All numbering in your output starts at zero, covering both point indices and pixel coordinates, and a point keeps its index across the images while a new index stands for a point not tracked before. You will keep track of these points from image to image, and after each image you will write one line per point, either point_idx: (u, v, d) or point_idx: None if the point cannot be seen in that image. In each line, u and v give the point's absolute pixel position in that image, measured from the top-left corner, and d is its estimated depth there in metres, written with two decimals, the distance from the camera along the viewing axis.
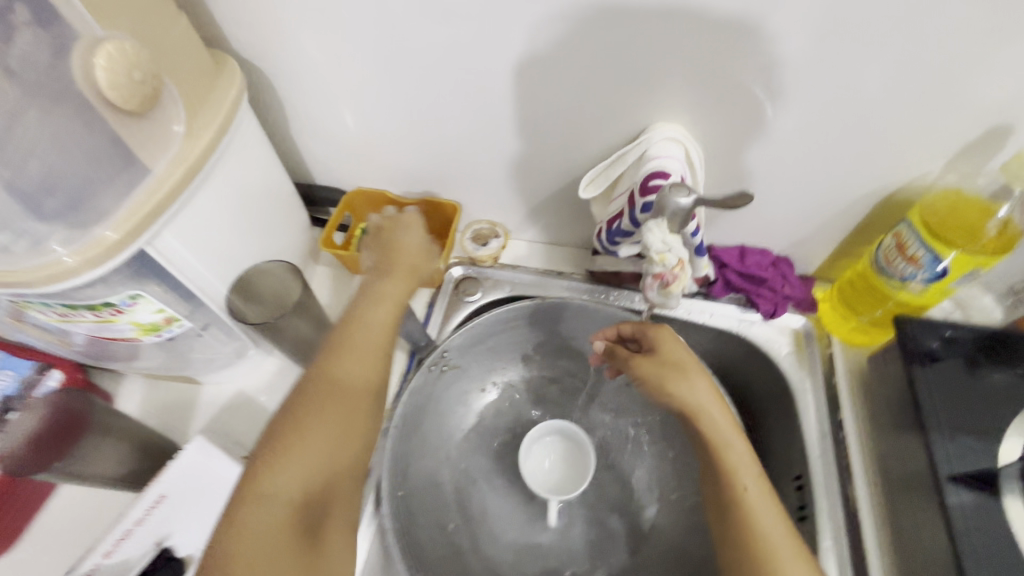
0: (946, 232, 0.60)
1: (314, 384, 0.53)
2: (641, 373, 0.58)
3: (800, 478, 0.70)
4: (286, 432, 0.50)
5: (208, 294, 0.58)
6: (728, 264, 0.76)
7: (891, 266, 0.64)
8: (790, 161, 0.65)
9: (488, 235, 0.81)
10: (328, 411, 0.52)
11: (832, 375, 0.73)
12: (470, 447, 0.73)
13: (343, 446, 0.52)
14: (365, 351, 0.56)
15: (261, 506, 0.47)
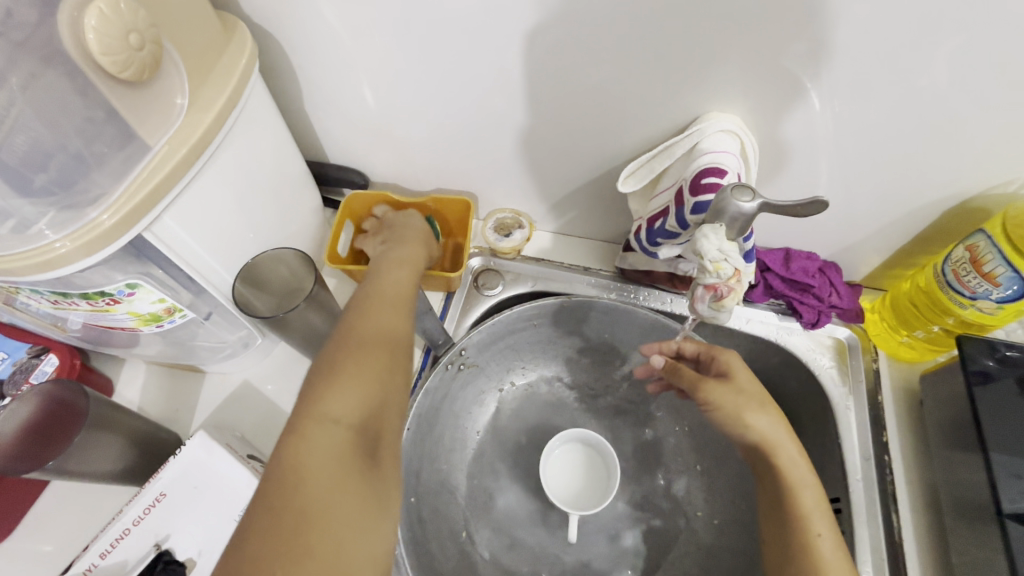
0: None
1: (363, 331, 0.47)
2: (713, 397, 0.53)
3: (838, 503, 0.63)
4: (335, 371, 0.44)
5: (212, 283, 0.57)
6: (771, 267, 0.69)
7: (959, 282, 0.56)
8: (861, 146, 0.55)
9: (511, 224, 0.78)
10: (386, 357, 0.47)
11: (878, 394, 0.66)
12: (485, 446, 0.70)
13: (397, 400, 0.46)
14: (401, 310, 0.52)
15: (341, 452, 0.40)
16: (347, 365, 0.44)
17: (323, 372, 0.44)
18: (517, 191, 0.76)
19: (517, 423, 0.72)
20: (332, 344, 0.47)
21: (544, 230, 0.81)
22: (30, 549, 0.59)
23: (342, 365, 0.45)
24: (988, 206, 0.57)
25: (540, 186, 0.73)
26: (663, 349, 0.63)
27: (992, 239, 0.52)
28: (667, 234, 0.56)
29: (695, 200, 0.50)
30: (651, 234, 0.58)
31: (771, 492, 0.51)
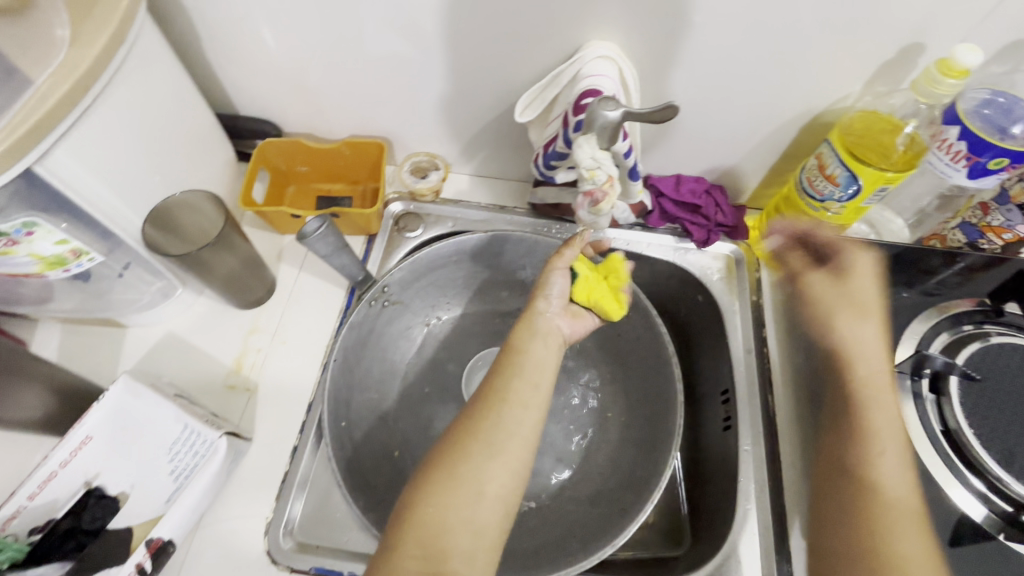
0: (856, 147, 0.61)
1: (506, 386, 0.52)
2: (818, 295, 0.66)
3: (726, 393, 0.71)
4: (476, 422, 0.50)
5: (120, 227, 0.58)
6: (664, 192, 0.76)
7: (812, 188, 0.65)
8: (722, 71, 0.61)
9: (427, 167, 0.81)
10: (515, 414, 0.50)
11: (759, 298, 0.75)
12: (414, 376, 0.75)
13: (529, 436, 0.50)
14: (550, 341, 0.57)
15: (466, 452, 0.48)
16: (498, 399, 0.51)
17: (473, 413, 0.51)
18: (429, 134, 0.79)
19: (444, 352, 0.77)
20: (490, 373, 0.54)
21: (460, 174, 0.85)
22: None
23: (475, 420, 0.50)
24: (832, 120, 0.66)
25: (450, 128, 0.77)
26: (789, 232, 0.70)
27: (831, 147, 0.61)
28: (558, 156, 0.61)
29: (575, 119, 0.55)
30: (545, 158, 0.63)
31: (839, 385, 0.61)
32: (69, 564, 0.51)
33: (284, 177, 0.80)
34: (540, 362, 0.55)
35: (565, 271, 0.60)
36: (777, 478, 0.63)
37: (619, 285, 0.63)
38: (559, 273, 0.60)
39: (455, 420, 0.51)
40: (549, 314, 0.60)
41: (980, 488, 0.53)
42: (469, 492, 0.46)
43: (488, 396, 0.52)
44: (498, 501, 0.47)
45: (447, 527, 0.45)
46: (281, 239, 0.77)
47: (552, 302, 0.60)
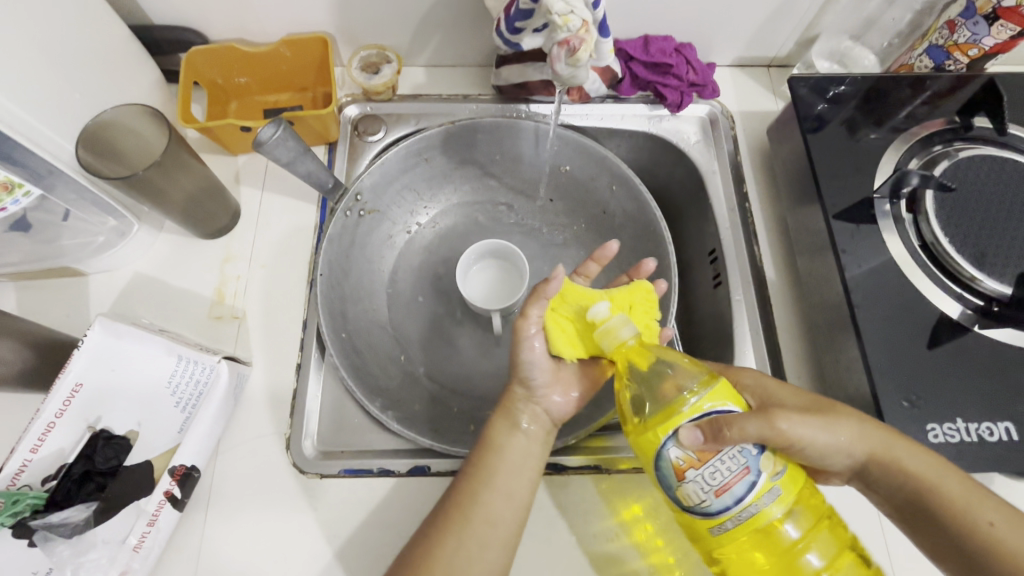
0: (748, 541, 0.43)
1: (471, 509, 0.49)
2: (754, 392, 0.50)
3: (713, 252, 0.73)
4: (427, 565, 0.46)
5: (44, 148, 0.53)
6: (633, 55, 0.73)
7: (716, 490, 0.40)
8: None
9: (378, 62, 0.74)
10: (478, 540, 0.48)
11: (737, 153, 0.74)
12: (404, 281, 0.73)
13: (493, 567, 0.48)
14: (532, 431, 0.54)
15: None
16: (451, 542, 0.47)
17: (428, 546, 0.47)
18: (373, 21, 0.71)
19: (430, 254, 0.76)
20: (455, 494, 0.50)
21: (414, 66, 0.78)
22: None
23: (432, 556, 0.47)
24: None
25: (396, 10, 0.69)
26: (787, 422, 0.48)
27: (767, 450, 0.41)
28: (524, 16, 0.56)
29: None
30: (508, 22, 0.58)
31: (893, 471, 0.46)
32: (93, 505, 0.50)
33: (223, 93, 0.73)
34: (516, 459, 0.52)
35: (538, 335, 0.56)
36: (768, 319, 0.66)
37: (648, 322, 0.59)
38: (531, 336, 0.55)
39: (399, 561, 0.48)
40: (528, 430, 0.54)
41: (956, 291, 0.56)
42: None
43: (441, 535, 0.48)
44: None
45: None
46: (236, 160, 0.71)
47: (534, 377, 0.55)
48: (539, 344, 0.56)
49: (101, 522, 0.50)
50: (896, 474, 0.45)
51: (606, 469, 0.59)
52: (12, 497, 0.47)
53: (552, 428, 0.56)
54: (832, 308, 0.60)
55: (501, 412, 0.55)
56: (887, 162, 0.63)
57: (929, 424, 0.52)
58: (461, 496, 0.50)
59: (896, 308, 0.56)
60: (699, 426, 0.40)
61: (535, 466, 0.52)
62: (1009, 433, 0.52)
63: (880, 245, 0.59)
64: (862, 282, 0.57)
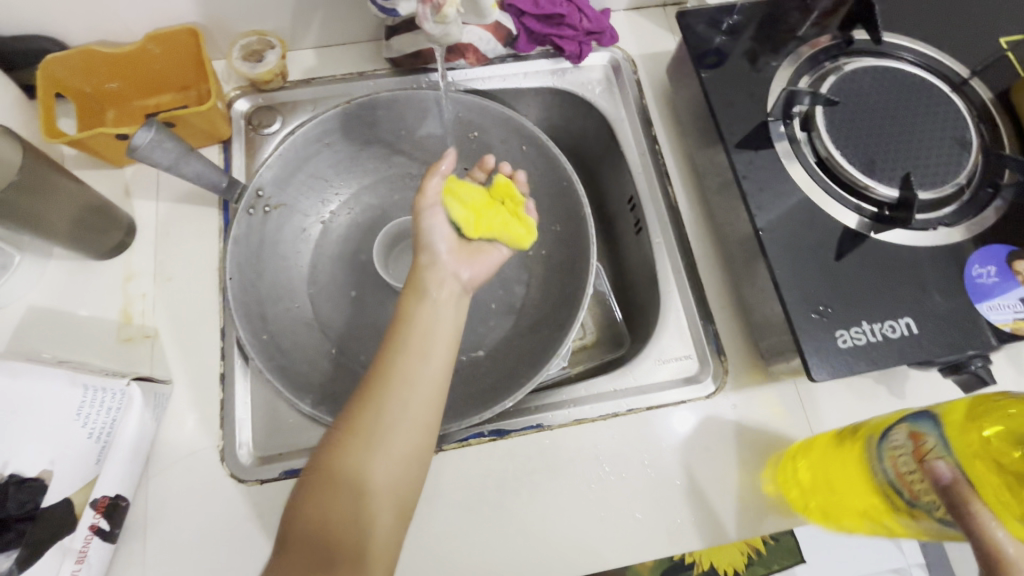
0: (826, 476, 0.54)
1: (392, 368, 0.49)
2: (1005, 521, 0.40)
3: (632, 199, 0.73)
4: (355, 427, 0.46)
5: None
6: (525, 10, 0.69)
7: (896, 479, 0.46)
8: None
9: (260, 49, 0.70)
10: (400, 398, 0.48)
11: (642, 98, 0.74)
12: (325, 273, 0.71)
13: (422, 425, 0.48)
14: (442, 298, 0.54)
15: (335, 498, 0.44)
16: (375, 403, 0.47)
17: (354, 411, 0.47)
18: (245, 6, 0.67)
19: (350, 243, 0.74)
20: (375, 365, 0.50)
21: (303, 49, 0.74)
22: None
23: (361, 420, 0.47)
24: None
25: None
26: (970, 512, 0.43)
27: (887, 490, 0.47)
28: None
29: None
30: None
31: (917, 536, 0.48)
32: (14, 553, 0.47)
33: (96, 102, 0.67)
34: (431, 324, 0.52)
35: (436, 211, 0.59)
36: (689, 256, 0.67)
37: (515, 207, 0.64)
38: (429, 212, 0.59)
39: (332, 429, 0.48)
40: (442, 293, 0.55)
41: (852, 201, 0.58)
42: (352, 491, 0.44)
43: (365, 400, 0.48)
44: (390, 495, 0.45)
45: (327, 543, 0.43)
46: (123, 173, 0.67)
47: (437, 248, 0.57)
48: (439, 216, 0.59)
49: (26, 569, 0.47)
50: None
51: (548, 426, 0.60)
52: None
53: (463, 295, 0.56)
54: (744, 235, 0.61)
55: (408, 291, 0.55)
56: (779, 85, 0.64)
57: (838, 331, 0.54)
58: (381, 364, 0.50)
59: (801, 225, 0.58)
60: (959, 476, 0.41)
61: (450, 326, 0.53)
62: (911, 327, 0.54)
63: (778, 167, 0.60)
64: (766, 204, 0.59)
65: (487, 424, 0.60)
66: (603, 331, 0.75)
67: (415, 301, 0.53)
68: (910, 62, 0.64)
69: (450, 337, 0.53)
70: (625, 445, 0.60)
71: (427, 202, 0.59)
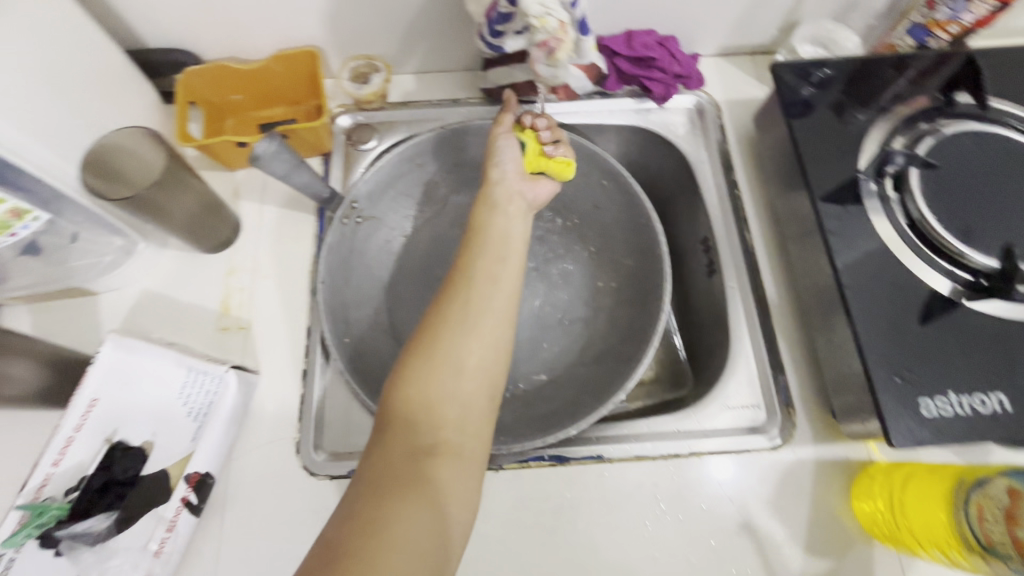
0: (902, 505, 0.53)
1: (476, 268, 0.52)
2: None
3: (706, 240, 0.74)
4: (441, 319, 0.48)
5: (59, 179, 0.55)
6: (617, 51, 0.74)
7: (982, 529, 0.47)
8: None
9: (367, 72, 0.76)
10: (485, 291, 0.50)
11: (724, 142, 0.75)
12: (403, 285, 0.75)
13: (499, 314, 0.49)
14: (515, 211, 0.58)
15: (433, 381, 0.45)
16: (462, 298, 0.49)
17: (440, 309, 0.49)
18: (360, 34, 0.73)
19: (427, 258, 0.77)
20: (459, 264, 0.53)
21: (404, 73, 0.79)
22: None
23: (447, 311, 0.49)
24: None
25: (382, 22, 0.71)
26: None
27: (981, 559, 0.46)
28: (504, 19, 0.57)
29: None
30: (489, 27, 0.58)
31: None
32: (114, 513, 0.52)
33: (219, 110, 0.75)
34: (507, 237, 0.55)
35: (510, 136, 0.62)
36: (762, 303, 0.67)
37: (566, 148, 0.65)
38: (503, 135, 0.62)
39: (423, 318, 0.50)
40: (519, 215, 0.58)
41: (945, 267, 0.57)
42: (448, 370, 0.46)
43: (451, 296, 0.50)
44: (480, 376, 0.47)
45: (420, 434, 0.44)
46: (234, 175, 0.73)
47: (506, 166, 0.60)
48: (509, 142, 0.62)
49: (124, 529, 0.52)
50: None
51: (608, 458, 0.60)
52: (37, 509, 0.49)
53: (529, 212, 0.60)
54: (823, 289, 0.61)
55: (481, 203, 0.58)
56: (871, 143, 0.63)
57: (922, 399, 0.52)
58: (462, 267, 0.52)
59: (887, 286, 0.57)
60: None
61: (521, 239, 0.56)
62: (1002, 405, 0.52)
63: (867, 225, 0.59)
64: (852, 262, 0.58)
65: (547, 449, 0.61)
66: (664, 370, 0.75)
67: (494, 215, 0.57)
68: (1016, 129, 0.62)
69: (520, 243, 0.55)
70: (685, 488, 0.59)
71: (503, 126, 0.63)
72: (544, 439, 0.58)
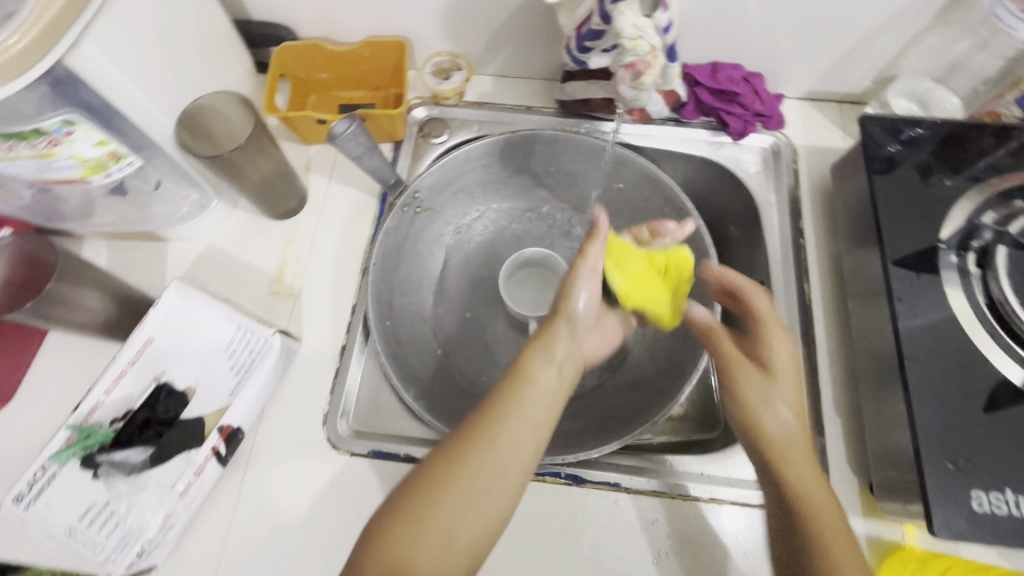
0: None
1: (521, 386, 0.48)
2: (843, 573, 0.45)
3: (761, 285, 0.72)
4: (469, 441, 0.44)
5: (157, 130, 0.59)
6: (700, 81, 0.73)
7: None
8: None
9: (449, 69, 0.77)
10: (564, 349, 0.52)
11: (796, 188, 0.73)
12: (449, 279, 0.77)
13: (530, 461, 0.45)
14: (593, 330, 0.58)
15: (495, 418, 0.45)
16: (496, 424, 0.44)
17: (469, 432, 0.44)
18: (449, 31, 0.74)
19: (476, 257, 0.78)
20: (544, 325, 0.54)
21: (484, 74, 0.81)
22: (28, 412, 0.62)
23: (478, 432, 0.44)
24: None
25: (473, 23, 0.73)
26: None
27: None
28: (594, 36, 0.57)
29: None
30: (578, 41, 0.59)
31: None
32: (150, 449, 0.55)
33: (304, 86, 0.78)
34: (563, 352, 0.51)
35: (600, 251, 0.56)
36: (811, 359, 0.64)
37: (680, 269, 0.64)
38: (589, 278, 0.56)
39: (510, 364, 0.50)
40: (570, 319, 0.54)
41: (1021, 355, 0.54)
42: (511, 415, 0.45)
43: (487, 420, 0.45)
44: (537, 433, 0.46)
45: (414, 573, 0.38)
46: (309, 149, 0.77)
47: (580, 306, 0.55)
48: (590, 294, 0.56)
49: (155, 467, 0.55)
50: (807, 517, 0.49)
51: (625, 488, 0.59)
52: (86, 432, 0.54)
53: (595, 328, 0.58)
54: (881, 357, 0.58)
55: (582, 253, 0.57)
56: (958, 212, 0.60)
57: (974, 491, 0.49)
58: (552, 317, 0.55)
59: (954, 366, 0.54)
60: None
61: (592, 313, 0.56)
62: None
63: (940, 297, 0.56)
64: (917, 333, 0.55)
65: (565, 467, 0.60)
66: (694, 409, 0.73)
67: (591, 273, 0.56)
68: None
69: (569, 361, 0.51)
70: (700, 532, 0.57)
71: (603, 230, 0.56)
72: (564, 457, 0.58)
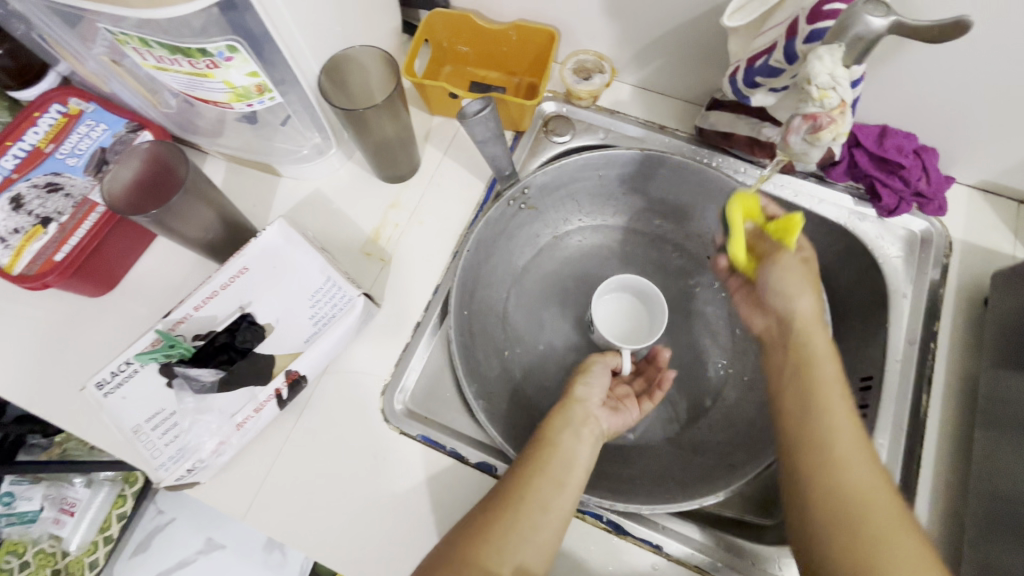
0: None
1: (536, 474, 0.51)
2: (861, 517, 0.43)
3: (868, 379, 0.65)
4: (489, 524, 0.48)
5: (302, 72, 0.60)
6: (861, 143, 0.65)
7: None
8: (1003, 11, 0.50)
9: (591, 69, 0.74)
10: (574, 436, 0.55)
11: (941, 285, 0.65)
12: (533, 283, 0.74)
13: (565, 510, 0.50)
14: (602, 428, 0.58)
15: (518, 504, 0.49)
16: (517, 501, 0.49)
17: (504, 489, 0.50)
18: (604, 31, 0.71)
19: (567, 266, 0.76)
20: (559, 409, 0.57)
21: (624, 82, 0.77)
22: (124, 306, 0.65)
23: (513, 489, 0.50)
24: None
25: (630, 29, 0.69)
26: None
27: None
28: (769, 73, 0.52)
29: (811, 28, 0.45)
30: (747, 74, 0.54)
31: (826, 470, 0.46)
32: (221, 373, 0.57)
33: (443, 55, 0.77)
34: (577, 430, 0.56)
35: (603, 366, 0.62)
36: (909, 479, 0.57)
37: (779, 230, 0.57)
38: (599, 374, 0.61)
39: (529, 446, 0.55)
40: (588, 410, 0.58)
41: None
42: (535, 503, 0.49)
43: (515, 480, 0.51)
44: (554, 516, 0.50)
45: None
46: (432, 119, 0.76)
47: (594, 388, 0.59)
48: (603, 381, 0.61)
49: (221, 392, 0.57)
50: (854, 522, 0.43)
51: (666, 553, 0.55)
52: (171, 340, 0.56)
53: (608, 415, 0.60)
54: (1003, 507, 0.50)
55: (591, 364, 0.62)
56: None
57: None
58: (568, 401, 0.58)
59: None
60: None
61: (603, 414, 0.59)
62: None
63: None
64: None
65: (608, 512, 0.57)
66: (755, 486, 0.64)
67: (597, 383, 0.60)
68: None
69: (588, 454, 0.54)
70: None
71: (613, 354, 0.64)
72: (612, 502, 0.54)
